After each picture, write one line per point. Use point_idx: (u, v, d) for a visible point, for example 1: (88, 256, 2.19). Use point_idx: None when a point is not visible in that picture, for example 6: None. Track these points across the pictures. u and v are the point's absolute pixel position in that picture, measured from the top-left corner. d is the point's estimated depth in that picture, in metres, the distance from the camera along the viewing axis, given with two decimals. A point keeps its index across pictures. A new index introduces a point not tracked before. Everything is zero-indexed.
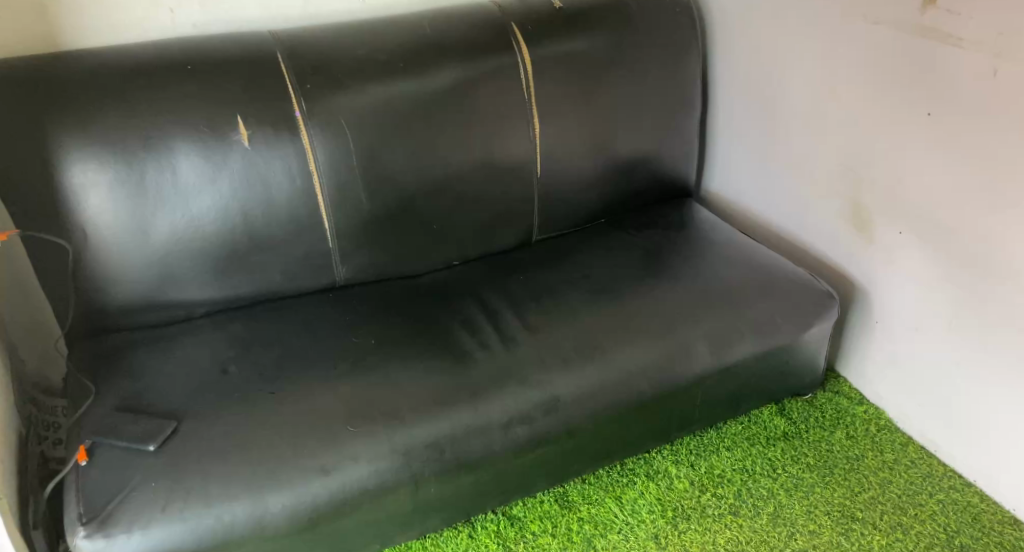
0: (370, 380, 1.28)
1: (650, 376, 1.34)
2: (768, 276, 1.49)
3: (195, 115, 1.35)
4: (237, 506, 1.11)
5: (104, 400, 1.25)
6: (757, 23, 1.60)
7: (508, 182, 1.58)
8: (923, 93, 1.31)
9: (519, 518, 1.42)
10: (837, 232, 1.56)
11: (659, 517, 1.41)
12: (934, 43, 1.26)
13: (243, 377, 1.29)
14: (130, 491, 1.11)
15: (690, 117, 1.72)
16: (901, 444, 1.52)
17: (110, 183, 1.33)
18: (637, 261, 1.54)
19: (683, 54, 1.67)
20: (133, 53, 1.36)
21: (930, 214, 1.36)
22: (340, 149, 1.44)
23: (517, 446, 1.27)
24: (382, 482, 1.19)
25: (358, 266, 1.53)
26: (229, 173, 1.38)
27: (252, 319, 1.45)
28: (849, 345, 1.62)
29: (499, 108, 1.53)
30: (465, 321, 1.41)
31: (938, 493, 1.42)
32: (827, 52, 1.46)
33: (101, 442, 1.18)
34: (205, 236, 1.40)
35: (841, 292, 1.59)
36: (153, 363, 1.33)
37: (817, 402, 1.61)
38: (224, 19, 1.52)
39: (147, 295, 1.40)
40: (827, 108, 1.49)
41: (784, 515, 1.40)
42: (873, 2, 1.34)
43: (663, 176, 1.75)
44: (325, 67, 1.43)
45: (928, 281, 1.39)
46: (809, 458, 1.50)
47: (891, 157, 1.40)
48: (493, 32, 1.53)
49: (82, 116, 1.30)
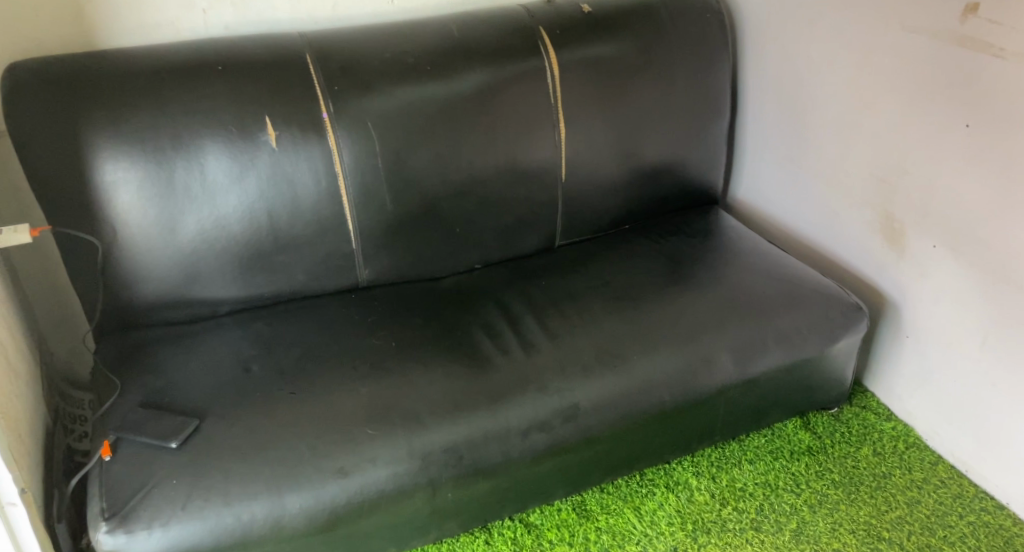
0: (389, 382, 1.28)
1: (672, 386, 1.32)
2: (795, 286, 1.46)
3: (224, 116, 1.37)
4: (257, 506, 1.11)
5: (128, 395, 1.27)
6: (790, 29, 1.57)
7: (533, 186, 1.57)
8: (961, 104, 1.27)
9: (536, 526, 1.41)
10: (868, 243, 1.52)
11: (679, 529, 1.39)
12: (974, 52, 1.23)
13: (264, 376, 1.30)
14: (152, 488, 1.12)
15: (719, 123, 1.70)
16: (930, 463, 1.48)
17: (139, 181, 1.34)
18: (661, 268, 1.53)
19: (713, 59, 1.65)
20: (165, 53, 1.38)
21: (966, 228, 1.32)
22: (366, 151, 1.44)
23: (535, 454, 1.26)
24: (400, 486, 1.18)
25: (380, 267, 1.53)
26: (256, 174, 1.39)
27: (274, 319, 1.45)
28: (878, 359, 1.58)
29: (525, 113, 1.53)
30: (486, 325, 1.40)
31: (968, 515, 1.38)
32: (862, 60, 1.43)
33: (125, 438, 1.19)
34: (232, 235, 1.41)
35: (871, 305, 1.55)
36: (178, 360, 1.34)
37: (843, 416, 1.57)
38: (254, 20, 1.53)
39: (172, 293, 1.42)
40: (861, 118, 1.46)
41: (807, 532, 1.37)
42: (911, 10, 1.31)
43: (689, 183, 1.72)
44: (352, 69, 1.43)
45: (962, 296, 1.36)
46: (834, 474, 1.46)
47: (927, 168, 1.36)
48: (521, 36, 1.52)
49: (115, 115, 1.32)
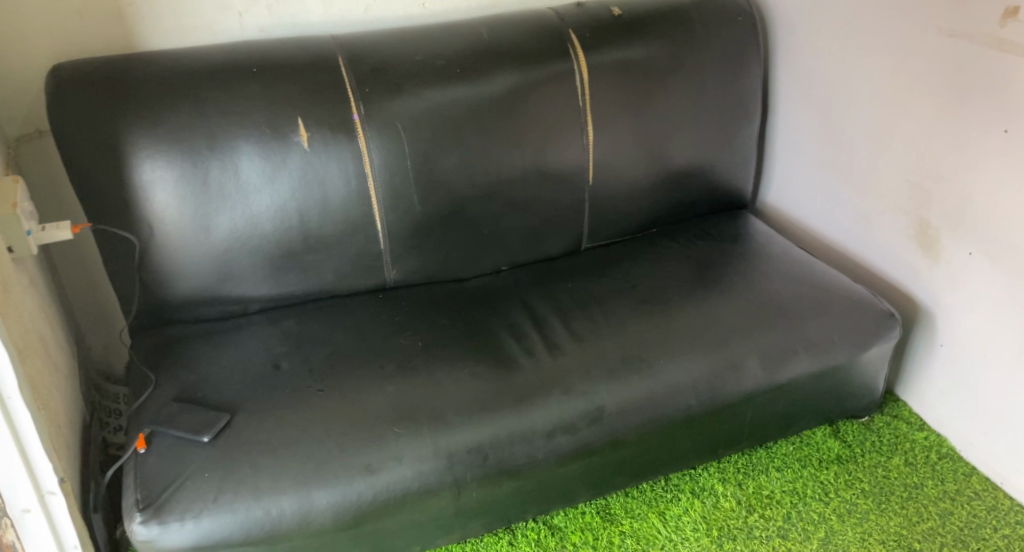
0: (415, 382, 1.29)
1: (698, 391, 1.31)
2: (826, 292, 1.44)
3: (257, 117, 1.39)
4: (285, 501, 1.13)
5: (163, 390, 1.30)
6: (823, 32, 1.55)
7: (560, 188, 1.57)
8: (1000, 109, 1.24)
9: (559, 529, 1.41)
10: (902, 249, 1.49)
11: (704, 535, 1.38)
12: (1012, 56, 1.20)
13: (294, 374, 1.32)
14: (184, 481, 1.14)
15: (750, 125, 1.68)
16: (964, 474, 1.44)
17: (175, 180, 1.37)
18: (689, 272, 1.52)
19: (745, 62, 1.63)
20: (202, 55, 1.41)
21: (1003, 235, 1.29)
22: (395, 153, 1.45)
23: (560, 456, 1.26)
24: (425, 484, 1.19)
25: (407, 268, 1.54)
26: (288, 174, 1.41)
27: (304, 317, 1.48)
28: (910, 368, 1.55)
29: (554, 115, 1.53)
30: (512, 327, 1.41)
31: (1004, 528, 1.35)
32: (898, 63, 1.40)
33: (158, 431, 1.22)
34: (264, 234, 1.43)
35: (904, 312, 1.52)
36: (211, 357, 1.37)
37: (874, 425, 1.55)
38: (288, 24, 1.56)
39: (205, 290, 1.45)
40: (896, 122, 1.44)
41: (836, 542, 1.35)
42: (950, 12, 1.28)
43: (719, 186, 1.71)
44: (383, 72, 1.45)
45: (999, 304, 1.32)
46: (864, 484, 1.44)
47: (964, 174, 1.33)
48: (551, 39, 1.53)
49: (153, 116, 1.35)
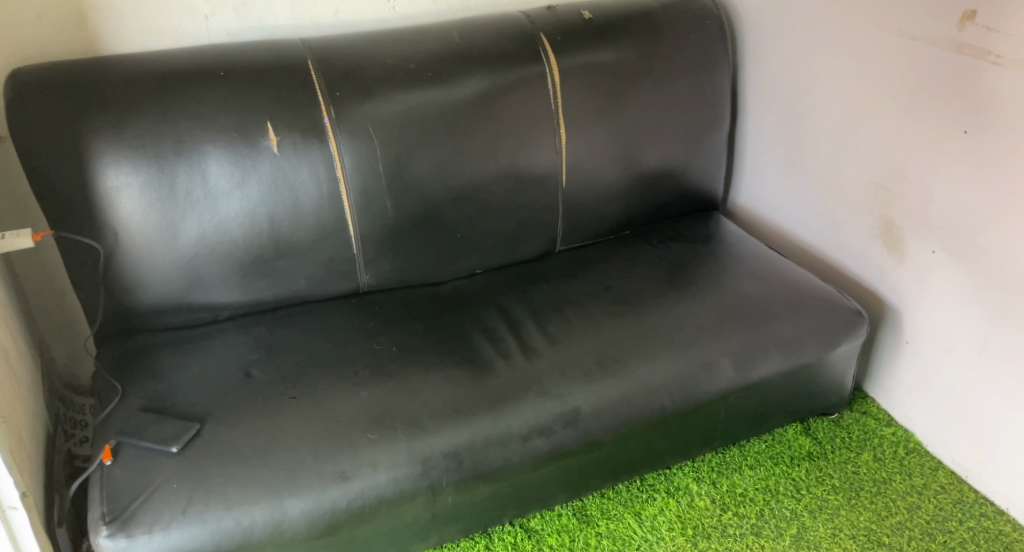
0: (390, 387, 1.28)
1: (672, 391, 1.32)
2: (795, 291, 1.46)
3: (226, 121, 1.37)
4: (257, 510, 1.12)
5: (130, 400, 1.27)
6: (790, 36, 1.58)
7: (533, 191, 1.58)
8: (960, 110, 1.28)
9: (536, 531, 1.40)
10: (868, 249, 1.53)
11: (679, 534, 1.39)
12: (972, 59, 1.23)
13: (265, 381, 1.30)
14: (152, 492, 1.12)
15: (719, 128, 1.70)
16: (930, 469, 1.48)
17: (142, 186, 1.35)
18: (662, 274, 1.53)
19: (713, 65, 1.65)
20: (169, 59, 1.39)
21: (966, 233, 1.32)
22: (368, 157, 1.44)
23: (535, 459, 1.26)
24: (400, 490, 1.18)
25: (381, 272, 1.53)
26: (258, 179, 1.40)
27: (275, 323, 1.46)
28: (878, 365, 1.59)
29: (527, 119, 1.53)
30: (487, 330, 1.41)
31: (969, 520, 1.38)
32: (861, 67, 1.44)
33: (125, 442, 1.20)
34: (233, 240, 1.41)
35: (871, 310, 1.56)
36: (179, 365, 1.34)
37: (844, 422, 1.58)
38: (256, 26, 1.54)
39: (174, 297, 1.42)
40: (860, 124, 1.47)
41: (807, 538, 1.37)
42: (910, 16, 1.32)
43: (690, 188, 1.73)
44: (354, 75, 1.44)
45: (961, 301, 1.36)
46: (835, 479, 1.47)
47: (927, 175, 1.37)
48: (522, 42, 1.53)
49: (118, 121, 1.33)
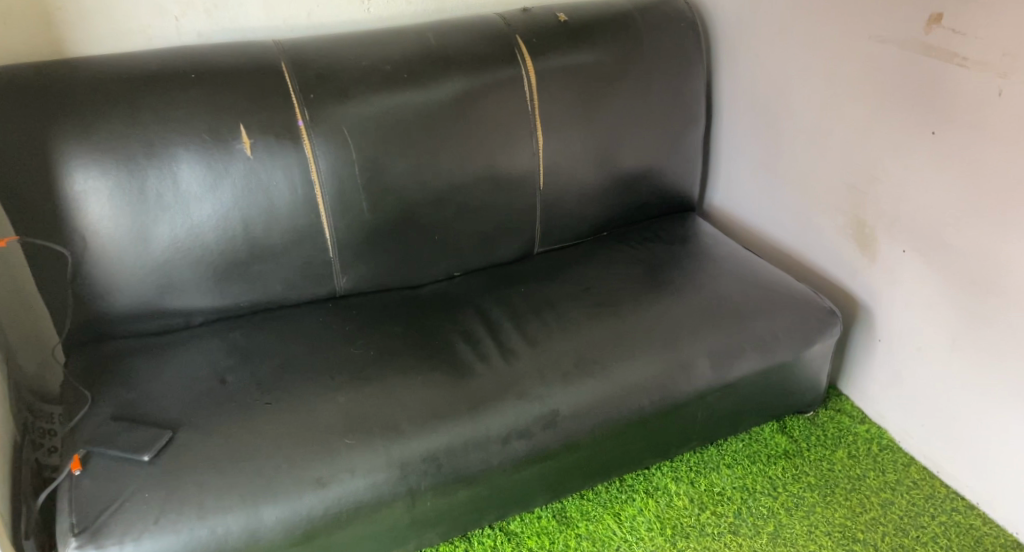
0: (368, 391, 1.27)
1: (650, 391, 1.33)
2: (770, 291, 1.48)
3: (198, 124, 1.35)
4: (231, 519, 1.10)
5: (100, 408, 1.24)
6: (762, 39, 1.60)
7: (511, 194, 1.58)
8: (928, 112, 1.30)
9: (516, 534, 1.40)
10: (841, 249, 1.55)
11: (658, 534, 1.39)
12: (939, 62, 1.26)
13: (241, 387, 1.28)
14: (123, 502, 1.09)
15: (693, 130, 1.72)
16: (903, 465, 1.50)
17: (111, 191, 1.32)
18: (639, 275, 1.54)
19: (687, 68, 1.67)
20: (138, 60, 1.36)
21: (934, 233, 1.35)
22: (343, 159, 1.43)
23: (514, 462, 1.26)
24: (378, 495, 1.17)
25: (358, 276, 1.52)
26: (231, 182, 1.38)
27: (250, 328, 1.44)
28: (851, 363, 1.61)
29: (504, 121, 1.53)
30: (466, 333, 1.40)
31: (940, 515, 1.41)
32: (832, 69, 1.46)
33: (95, 451, 1.17)
34: (206, 244, 1.39)
35: (844, 309, 1.58)
36: (151, 372, 1.32)
37: (819, 419, 1.60)
38: (228, 27, 1.52)
39: (145, 303, 1.40)
40: (832, 126, 1.49)
41: (784, 535, 1.38)
42: (879, 19, 1.34)
43: (666, 190, 1.74)
44: (329, 77, 1.43)
45: (931, 299, 1.39)
46: (810, 477, 1.48)
47: (897, 176, 1.39)
48: (498, 44, 1.53)
49: (85, 123, 1.30)
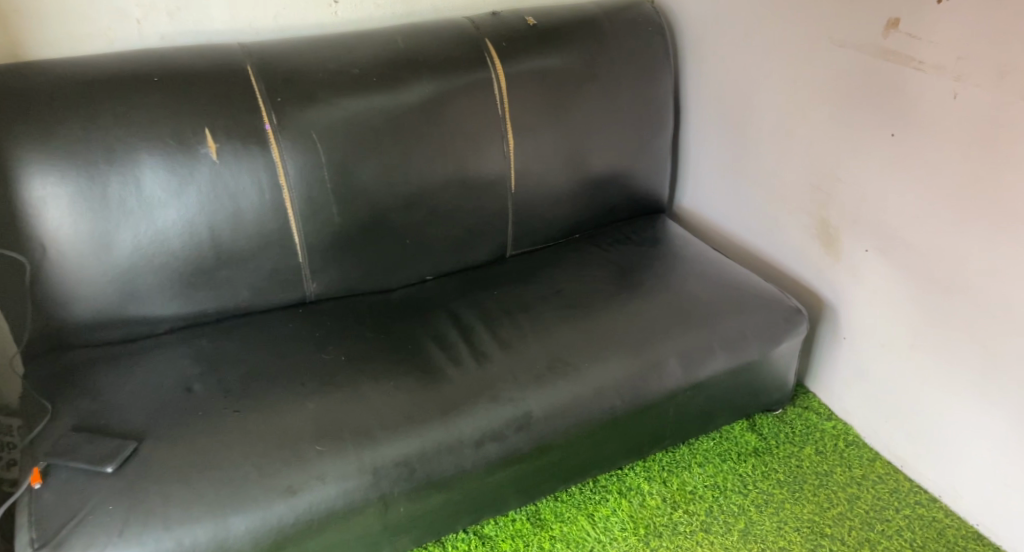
0: (340, 397, 1.25)
1: (622, 392, 1.34)
2: (738, 291, 1.50)
3: (161, 128, 1.33)
4: (199, 529, 1.08)
5: (61, 419, 1.21)
6: (728, 43, 1.63)
7: (481, 197, 1.58)
8: (887, 115, 1.34)
9: (490, 538, 1.40)
10: (806, 248, 1.58)
11: (631, 534, 1.40)
12: (897, 65, 1.30)
13: (208, 395, 1.25)
14: (86, 515, 1.07)
15: (661, 133, 1.74)
16: (868, 460, 1.53)
17: (71, 196, 1.29)
18: (610, 277, 1.55)
19: (654, 72, 1.69)
20: (98, 63, 1.34)
21: (895, 232, 1.38)
22: (312, 163, 1.42)
23: (487, 464, 1.26)
24: (350, 502, 1.16)
25: (328, 281, 1.51)
26: (196, 187, 1.36)
27: (217, 335, 1.41)
28: (818, 361, 1.64)
29: (474, 124, 1.53)
30: (438, 336, 1.40)
31: (904, 509, 1.44)
32: (795, 73, 1.49)
33: (56, 464, 1.14)
34: (171, 250, 1.37)
35: (810, 308, 1.61)
36: (114, 382, 1.29)
37: (787, 417, 1.62)
38: (191, 31, 1.49)
39: (108, 311, 1.36)
40: (796, 128, 1.52)
41: (754, 532, 1.40)
42: (838, 24, 1.38)
43: (635, 193, 1.76)
44: (296, 81, 1.41)
45: (893, 297, 1.42)
46: (779, 474, 1.51)
47: (858, 177, 1.42)
48: (467, 48, 1.53)
49: (43, 128, 1.27)
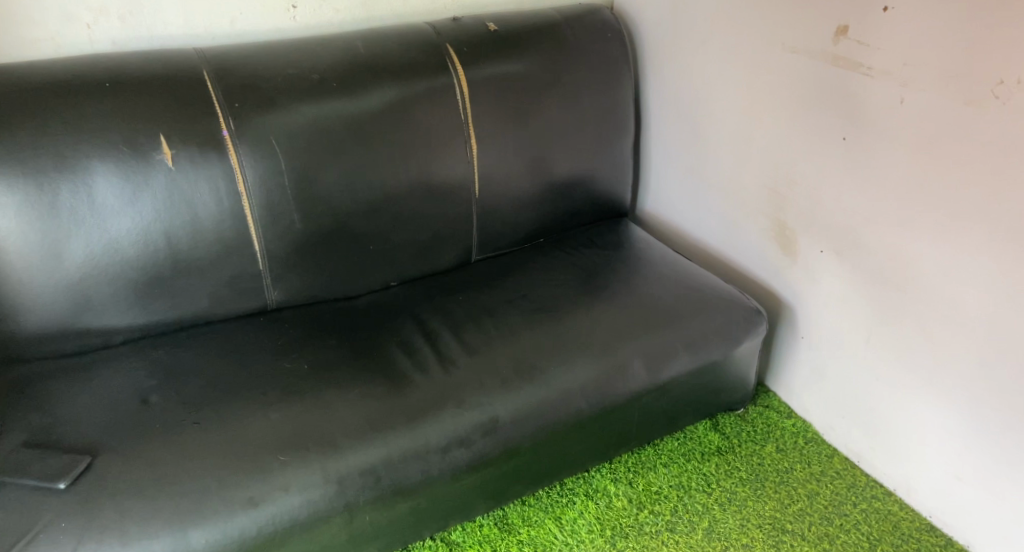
0: (304, 407, 1.24)
1: (587, 394, 1.35)
2: (699, 292, 1.53)
3: (113, 134, 1.30)
4: (157, 544, 1.05)
5: (9, 434, 1.17)
6: (685, 49, 1.66)
7: (444, 202, 1.58)
8: (838, 119, 1.38)
9: (457, 544, 1.40)
10: (764, 250, 1.62)
11: (598, 536, 1.41)
12: (847, 71, 1.34)
13: (166, 407, 1.23)
14: (38, 533, 1.04)
15: (622, 138, 1.76)
16: (827, 456, 1.57)
17: (19, 205, 1.25)
18: (574, 280, 1.56)
19: (614, 78, 1.71)
20: (46, 68, 1.30)
21: (848, 233, 1.42)
22: (272, 170, 1.40)
23: (454, 470, 1.25)
24: (315, 512, 1.14)
25: (291, 288, 1.49)
26: (151, 194, 1.33)
27: (176, 345, 1.38)
28: (777, 359, 1.68)
29: (436, 129, 1.53)
30: (403, 343, 1.39)
31: (862, 503, 1.47)
32: (750, 78, 1.53)
33: (5, 481, 1.10)
34: (126, 259, 1.34)
35: (769, 308, 1.65)
36: (66, 395, 1.25)
37: (748, 416, 1.66)
38: (144, 35, 1.46)
39: (60, 322, 1.33)
40: (752, 132, 1.56)
41: (718, 530, 1.42)
42: (790, 30, 1.41)
43: (598, 197, 1.77)
44: (255, 86, 1.39)
45: (847, 296, 1.46)
46: (741, 472, 1.53)
47: (812, 180, 1.46)
48: (428, 53, 1.53)
49: None
